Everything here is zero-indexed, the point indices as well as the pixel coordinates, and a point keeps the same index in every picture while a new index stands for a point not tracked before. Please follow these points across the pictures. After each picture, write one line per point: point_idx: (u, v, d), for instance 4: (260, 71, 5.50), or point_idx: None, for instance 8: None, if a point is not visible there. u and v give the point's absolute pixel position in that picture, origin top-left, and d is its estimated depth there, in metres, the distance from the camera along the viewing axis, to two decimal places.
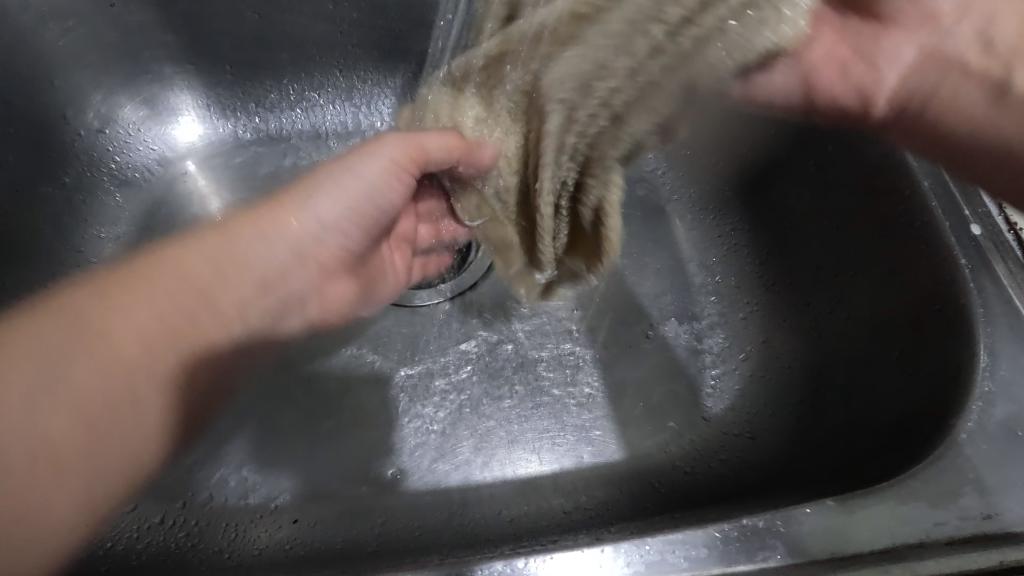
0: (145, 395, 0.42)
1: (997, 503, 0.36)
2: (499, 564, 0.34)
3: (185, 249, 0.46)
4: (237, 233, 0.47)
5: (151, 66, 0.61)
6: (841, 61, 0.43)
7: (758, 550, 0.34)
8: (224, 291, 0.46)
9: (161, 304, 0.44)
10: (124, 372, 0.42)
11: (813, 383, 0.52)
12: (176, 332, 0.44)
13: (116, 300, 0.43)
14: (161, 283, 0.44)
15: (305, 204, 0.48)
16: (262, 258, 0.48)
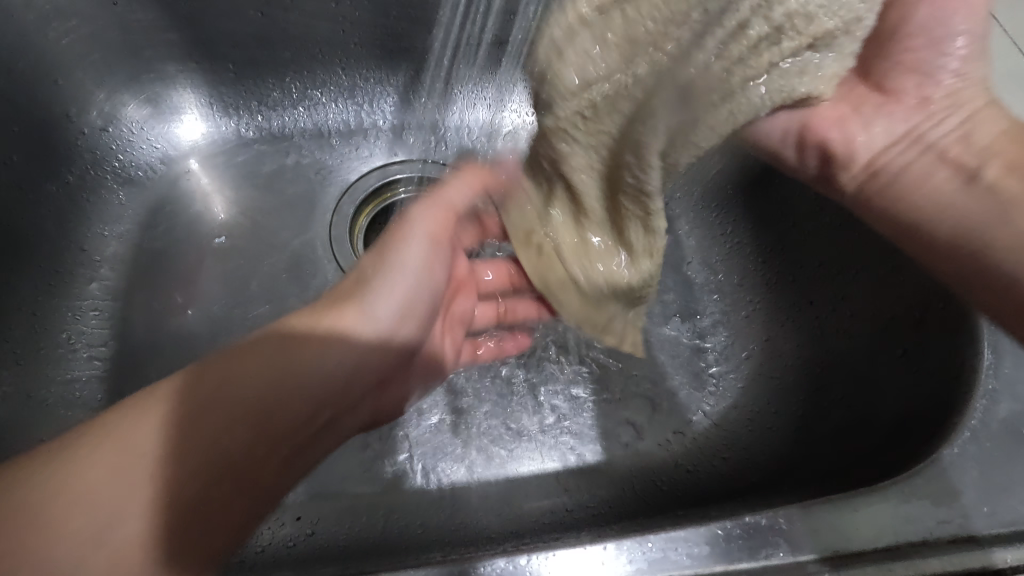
0: (228, 484, 0.37)
1: (1001, 502, 0.36)
2: (502, 561, 0.34)
3: (259, 345, 0.42)
4: (327, 346, 0.43)
5: (155, 65, 0.61)
6: (841, 114, 0.46)
7: (760, 547, 0.34)
8: (311, 387, 0.42)
9: (262, 400, 0.40)
10: (211, 465, 0.37)
11: (816, 382, 0.52)
12: (267, 434, 0.40)
13: (237, 395, 0.39)
14: (264, 360, 0.41)
15: (368, 270, 0.46)
16: (351, 362, 0.44)
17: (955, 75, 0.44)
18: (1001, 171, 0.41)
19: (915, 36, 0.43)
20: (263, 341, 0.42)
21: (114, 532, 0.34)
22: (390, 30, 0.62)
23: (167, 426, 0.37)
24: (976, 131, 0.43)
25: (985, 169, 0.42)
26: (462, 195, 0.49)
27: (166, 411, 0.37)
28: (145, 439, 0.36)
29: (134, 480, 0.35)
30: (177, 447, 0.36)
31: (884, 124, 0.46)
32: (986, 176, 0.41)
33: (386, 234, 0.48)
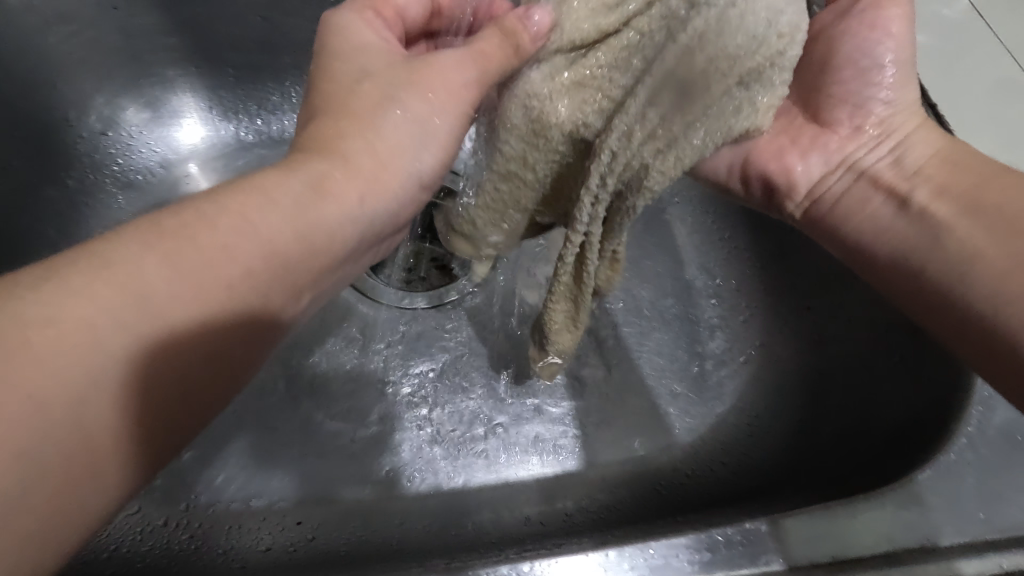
0: (199, 374, 0.29)
1: (997, 508, 0.36)
2: (505, 568, 0.35)
3: (243, 196, 0.31)
4: (337, 196, 0.33)
5: (155, 69, 0.61)
6: (780, 147, 0.43)
7: (759, 554, 0.35)
8: (319, 259, 0.33)
9: (246, 258, 0.30)
10: (181, 346, 0.28)
11: (814, 387, 0.52)
12: (248, 313, 0.30)
13: (212, 251, 0.29)
14: (250, 212, 0.30)
15: (390, 93, 0.36)
16: (358, 224, 0.35)
17: (886, 103, 0.41)
18: (932, 196, 0.38)
19: (842, 68, 0.41)
20: (245, 189, 0.31)
21: (40, 460, 0.24)
22: None
23: (142, 274, 0.27)
24: (909, 156, 0.40)
25: (917, 193, 0.38)
26: (468, 67, 0.37)
27: (158, 260, 0.28)
28: (115, 299, 0.27)
29: (78, 374, 0.25)
30: (144, 319, 0.27)
31: (824, 149, 0.42)
32: (917, 202, 0.38)
33: (391, 62, 0.38)
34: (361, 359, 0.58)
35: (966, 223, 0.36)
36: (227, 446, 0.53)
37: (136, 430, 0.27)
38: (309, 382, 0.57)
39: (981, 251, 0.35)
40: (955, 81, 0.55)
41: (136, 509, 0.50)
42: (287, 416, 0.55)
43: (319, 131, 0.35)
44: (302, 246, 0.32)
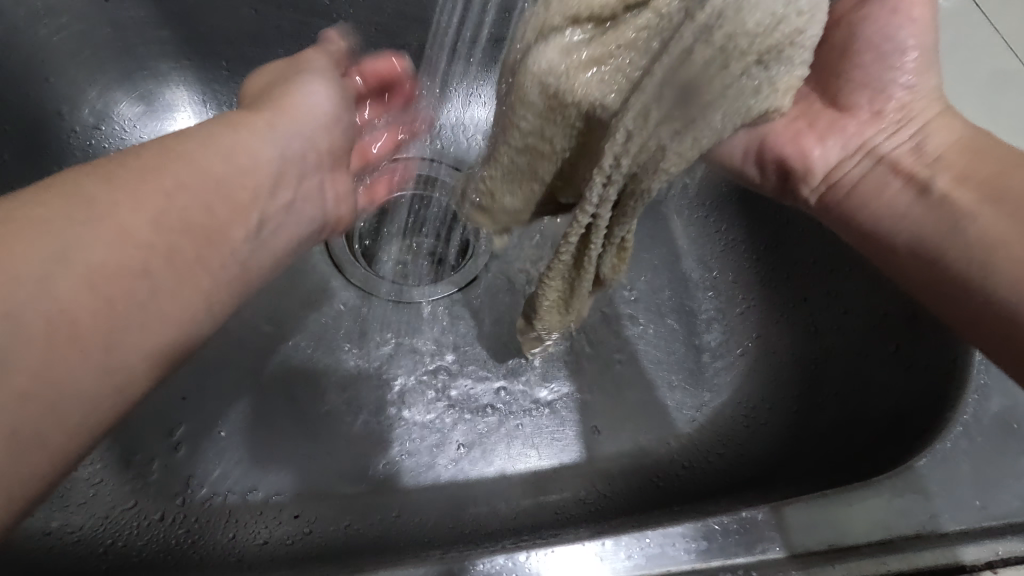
0: (158, 273, 0.31)
1: (993, 495, 0.36)
2: (500, 558, 0.35)
3: (180, 134, 0.34)
4: (256, 132, 0.37)
5: (148, 63, 0.61)
6: (799, 131, 0.42)
7: (755, 542, 0.35)
8: (254, 178, 0.36)
9: (186, 171, 0.33)
10: (138, 249, 0.30)
11: (810, 378, 0.52)
12: (196, 221, 0.32)
13: (157, 168, 0.32)
14: (188, 141, 0.34)
15: (302, 74, 0.42)
16: (281, 150, 0.38)
17: (908, 87, 0.40)
18: (952, 183, 0.37)
19: (863, 52, 0.40)
20: (182, 128, 0.35)
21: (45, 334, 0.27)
22: (386, 29, 0.62)
23: (88, 189, 0.30)
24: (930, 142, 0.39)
25: (938, 180, 0.37)
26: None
27: (105, 180, 0.30)
28: (65, 207, 0.29)
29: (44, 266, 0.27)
30: (96, 217, 0.29)
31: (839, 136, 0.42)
32: (937, 188, 0.37)
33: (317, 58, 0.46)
34: (357, 353, 0.58)
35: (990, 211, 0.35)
36: (223, 442, 0.53)
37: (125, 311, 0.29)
38: (305, 376, 0.57)
39: (1003, 242, 0.34)
40: (949, 72, 0.55)
41: (132, 503, 0.50)
42: (284, 411, 0.55)
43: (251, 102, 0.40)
44: (238, 168, 0.35)
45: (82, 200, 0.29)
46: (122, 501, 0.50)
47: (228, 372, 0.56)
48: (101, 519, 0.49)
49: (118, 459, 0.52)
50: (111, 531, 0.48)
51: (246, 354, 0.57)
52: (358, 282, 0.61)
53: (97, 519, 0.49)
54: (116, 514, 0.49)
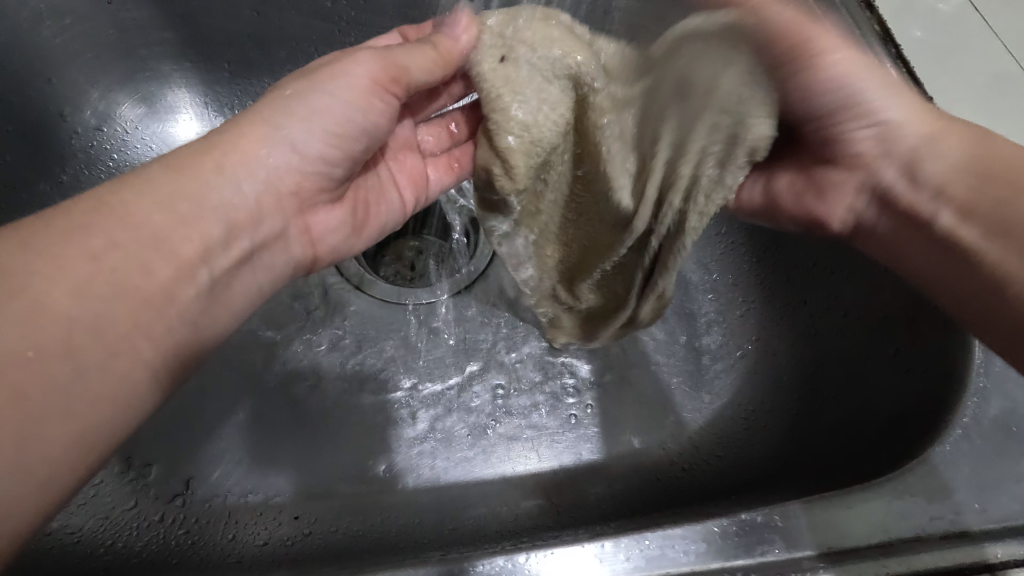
0: (85, 347, 0.32)
1: (992, 498, 0.37)
2: (499, 560, 0.35)
3: (119, 190, 0.36)
4: (210, 183, 0.39)
5: (150, 65, 0.61)
6: (798, 191, 0.46)
7: (753, 544, 0.35)
8: (190, 235, 0.37)
9: (117, 235, 0.35)
10: (64, 324, 0.32)
11: (809, 381, 0.52)
12: (128, 285, 0.34)
13: (86, 236, 0.34)
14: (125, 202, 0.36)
15: (285, 105, 0.42)
16: (232, 195, 0.40)
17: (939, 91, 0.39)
18: (959, 220, 0.39)
19: None
20: (124, 183, 0.37)
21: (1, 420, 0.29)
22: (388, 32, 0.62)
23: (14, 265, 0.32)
24: (928, 168, 0.41)
25: (943, 217, 0.40)
26: (369, 66, 0.42)
27: (34, 253, 0.32)
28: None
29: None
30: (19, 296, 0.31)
31: (838, 189, 0.44)
32: (942, 225, 0.40)
33: (300, 75, 0.44)
34: (359, 354, 0.58)
35: (990, 249, 0.37)
36: (223, 443, 0.53)
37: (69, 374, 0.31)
38: (307, 377, 0.57)
39: None
40: (950, 76, 0.55)
41: (131, 504, 0.50)
42: (284, 412, 0.55)
43: (214, 135, 0.41)
44: (174, 223, 0.37)
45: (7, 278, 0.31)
46: (122, 502, 0.50)
47: (229, 374, 0.56)
48: (101, 520, 0.49)
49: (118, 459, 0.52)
50: (110, 532, 0.48)
51: (249, 355, 0.57)
52: (344, 274, 0.62)
53: (96, 520, 0.49)
54: (116, 514, 0.49)
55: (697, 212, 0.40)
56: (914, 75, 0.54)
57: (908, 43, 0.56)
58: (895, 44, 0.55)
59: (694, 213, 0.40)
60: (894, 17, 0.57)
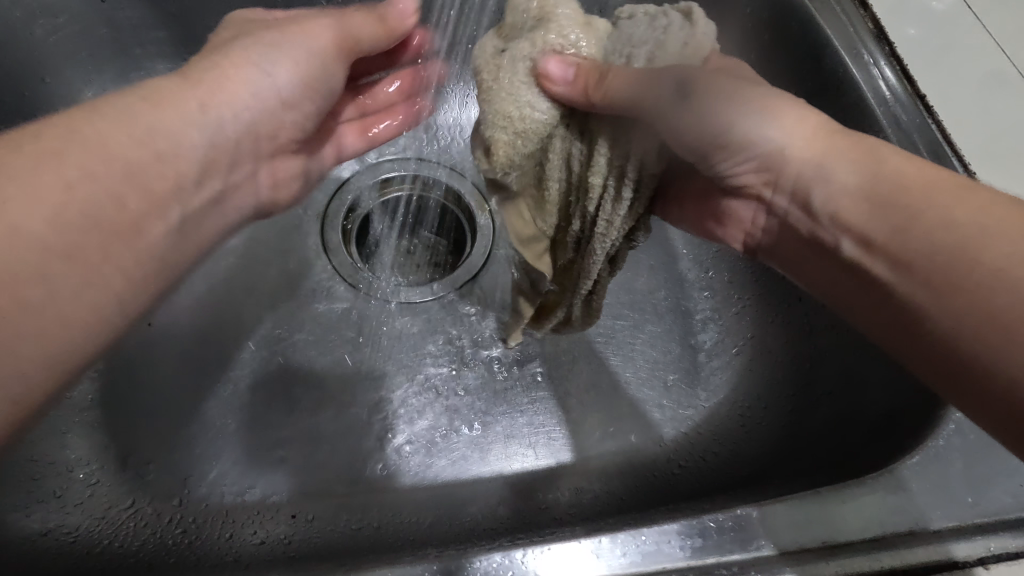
0: (58, 272, 0.31)
1: (985, 492, 0.37)
2: (497, 556, 0.35)
3: (96, 118, 0.34)
4: (186, 118, 0.37)
5: (144, 63, 0.61)
6: (708, 216, 0.48)
7: (748, 539, 0.35)
8: (169, 165, 0.36)
9: (94, 163, 0.33)
10: (38, 250, 0.31)
11: (803, 378, 0.52)
12: (98, 217, 0.33)
13: (57, 164, 0.32)
14: (103, 131, 0.34)
15: (264, 58, 0.41)
16: (212, 136, 0.39)
17: None
18: (860, 248, 0.37)
19: None
20: (101, 109, 0.34)
21: None
22: None
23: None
24: (815, 196, 0.39)
25: (845, 244, 0.38)
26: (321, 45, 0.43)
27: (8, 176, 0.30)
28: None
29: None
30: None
31: (736, 220, 0.46)
32: (847, 252, 0.38)
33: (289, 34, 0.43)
34: (356, 352, 0.58)
35: (892, 279, 0.35)
36: (220, 442, 0.53)
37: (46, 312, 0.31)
38: (304, 376, 0.57)
39: None
40: (944, 74, 0.55)
41: (128, 504, 0.50)
42: (281, 411, 0.55)
43: (194, 72, 0.39)
44: (153, 154, 0.35)
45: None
46: (119, 502, 0.50)
47: (225, 374, 0.56)
48: (97, 520, 0.49)
49: (116, 458, 0.52)
50: (106, 532, 0.48)
51: (246, 354, 0.57)
52: (345, 276, 0.62)
53: (92, 520, 0.49)
54: (113, 513, 0.50)
55: (605, 219, 0.42)
56: (907, 70, 0.54)
57: (903, 41, 0.56)
58: (888, 40, 0.55)
59: (602, 219, 0.42)
60: (888, 15, 0.57)
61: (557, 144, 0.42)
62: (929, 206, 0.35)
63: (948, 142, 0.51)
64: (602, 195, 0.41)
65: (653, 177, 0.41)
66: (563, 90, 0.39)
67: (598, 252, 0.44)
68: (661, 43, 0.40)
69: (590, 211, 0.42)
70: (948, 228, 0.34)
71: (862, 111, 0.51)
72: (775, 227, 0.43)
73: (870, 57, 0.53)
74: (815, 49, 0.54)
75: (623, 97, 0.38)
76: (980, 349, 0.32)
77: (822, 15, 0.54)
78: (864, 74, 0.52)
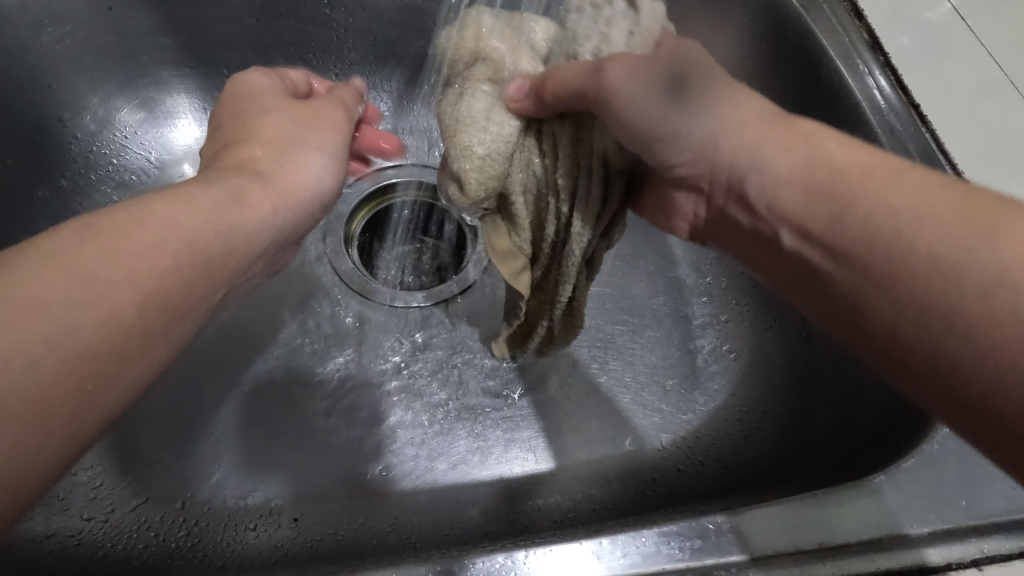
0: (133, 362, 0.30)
1: (978, 495, 0.38)
2: (501, 556, 0.36)
3: (169, 202, 0.33)
4: (251, 205, 0.37)
5: (150, 71, 0.62)
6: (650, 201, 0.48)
7: (747, 542, 0.36)
8: (232, 259, 0.35)
9: (176, 253, 0.32)
10: (125, 331, 0.29)
11: (800, 382, 0.52)
12: (175, 304, 0.32)
13: (147, 245, 0.31)
14: (179, 213, 0.33)
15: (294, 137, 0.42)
16: (271, 233, 0.38)
17: None
18: (800, 238, 0.37)
19: None
20: (177, 195, 0.34)
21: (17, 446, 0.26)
22: (385, 36, 0.63)
23: (83, 262, 0.29)
24: (751, 186, 0.39)
25: (785, 235, 0.38)
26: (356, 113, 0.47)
27: (98, 252, 0.29)
28: (61, 283, 0.28)
29: (52, 340, 0.27)
30: (95, 301, 0.28)
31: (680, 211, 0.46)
32: (788, 243, 0.38)
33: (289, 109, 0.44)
34: (359, 357, 0.59)
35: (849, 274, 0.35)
36: (221, 445, 0.54)
37: (112, 372, 0.29)
38: (306, 379, 0.57)
39: None
40: (938, 84, 0.56)
41: (132, 506, 0.51)
42: (283, 415, 0.55)
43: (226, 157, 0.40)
44: (222, 243, 0.34)
45: (80, 279, 0.28)
46: (122, 504, 0.51)
47: (226, 376, 0.57)
48: (100, 522, 0.49)
49: (117, 463, 0.52)
50: (110, 535, 0.49)
51: (247, 357, 0.58)
52: (347, 281, 0.62)
53: (96, 523, 0.49)
54: (116, 516, 0.50)
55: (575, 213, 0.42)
56: (901, 80, 0.55)
57: (894, 50, 0.57)
58: (883, 50, 0.56)
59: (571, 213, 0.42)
60: (883, 25, 0.58)
61: (517, 159, 0.42)
62: (861, 194, 0.35)
63: (943, 151, 0.51)
64: (575, 194, 0.41)
65: (619, 172, 0.42)
66: (523, 105, 0.40)
67: (574, 256, 0.43)
68: (606, 39, 0.40)
69: (566, 212, 0.42)
70: (883, 214, 0.34)
71: (857, 119, 0.52)
72: (717, 217, 0.43)
73: (865, 66, 0.54)
74: (811, 59, 0.55)
75: (570, 94, 0.38)
76: (922, 338, 0.32)
77: (818, 25, 0.55)
78: (859, 83, 0.53)
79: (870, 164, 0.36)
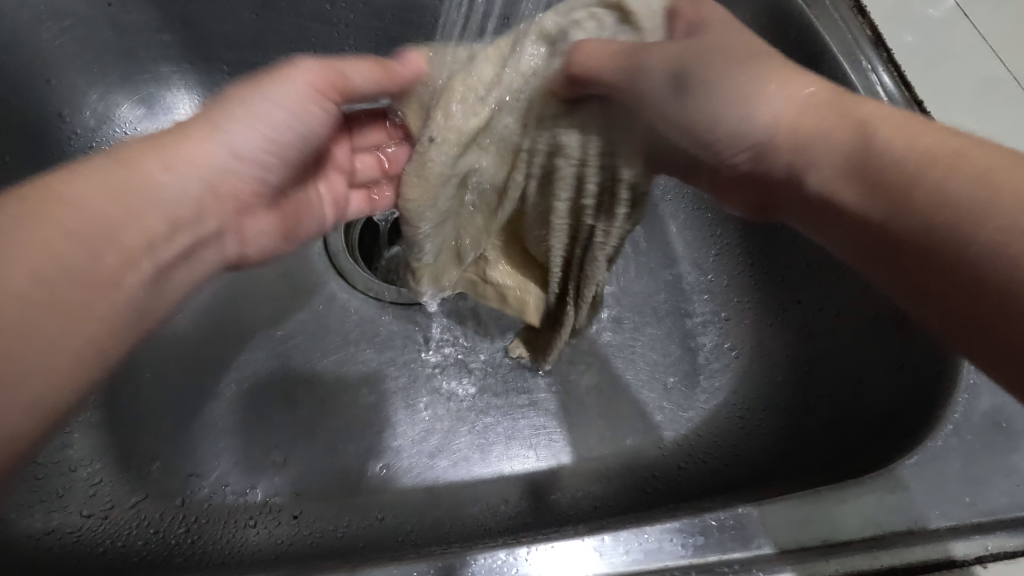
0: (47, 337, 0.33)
1: (983, 492, 0.38)
2: (501, 553, 0.35)
3: (73, 178, 0.35)
4: (152, 171, 0.38)
5: (149, 66, 0.62)
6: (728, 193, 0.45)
7: (750, 538, 0.36)
8: (138, 221, 0.37)
9: (66, 222, 0.34)
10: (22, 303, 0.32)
11: (803, 379, 0.52)
12: (78, 274, 0.34)
13: (37, 221, 0.33)
14: (75, 188, 0.35)
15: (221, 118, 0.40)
16: (181, 194, 0.39)
17: None
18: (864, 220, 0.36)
19: None
20: (79, 172, 0.36)
21: None
22: (385, 32, 0.63)
23: None
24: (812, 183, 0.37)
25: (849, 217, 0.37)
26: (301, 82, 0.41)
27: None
28: None
29: None
30: None
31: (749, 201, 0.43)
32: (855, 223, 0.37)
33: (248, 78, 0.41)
34: (359, 354, 0.59)
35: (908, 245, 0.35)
36: (221, 443, 0.54)
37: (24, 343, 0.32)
38: (306, 377, 0.57)
39: None
40: (941, 82, 0.56)
41: (132, 503, 0.51)
42: (283, 412, 0.55)
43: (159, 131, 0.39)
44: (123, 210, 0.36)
45: None
46: (122, 501, 0.51)
47: (226, 374, 0.56)
48: (100, 519, 0.49)
49: (116, 460, 0.52)
50: (109, 531, 0.49)
51: (247, 354, 0.57)
52: (356, 284, 0.62)
53: (96, 520, 0.49)
54: (115, 513, 0.50)
55: (604, 228, 0.45)
56: (904, 77, 0.55)
57: (897, 47, 0.57)
58: (886, 47, 0.55)
59: (601, 229, 0.45)
60: (885, 22, 0.58)
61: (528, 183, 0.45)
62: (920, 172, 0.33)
63: None
64: (595, 211, 0.44)
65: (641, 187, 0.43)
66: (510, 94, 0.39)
67: (597, 270, 0.47)
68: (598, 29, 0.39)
69: (590, 228, 0.45)
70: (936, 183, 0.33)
71: None
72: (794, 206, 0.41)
73: (868, 63, 0.54)
74: (813, 56, 0.54)
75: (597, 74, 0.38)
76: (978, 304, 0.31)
77: (820, 21, 0.55)
78: (862, 80, 0.53)
79: (921, 148, 0.34)
